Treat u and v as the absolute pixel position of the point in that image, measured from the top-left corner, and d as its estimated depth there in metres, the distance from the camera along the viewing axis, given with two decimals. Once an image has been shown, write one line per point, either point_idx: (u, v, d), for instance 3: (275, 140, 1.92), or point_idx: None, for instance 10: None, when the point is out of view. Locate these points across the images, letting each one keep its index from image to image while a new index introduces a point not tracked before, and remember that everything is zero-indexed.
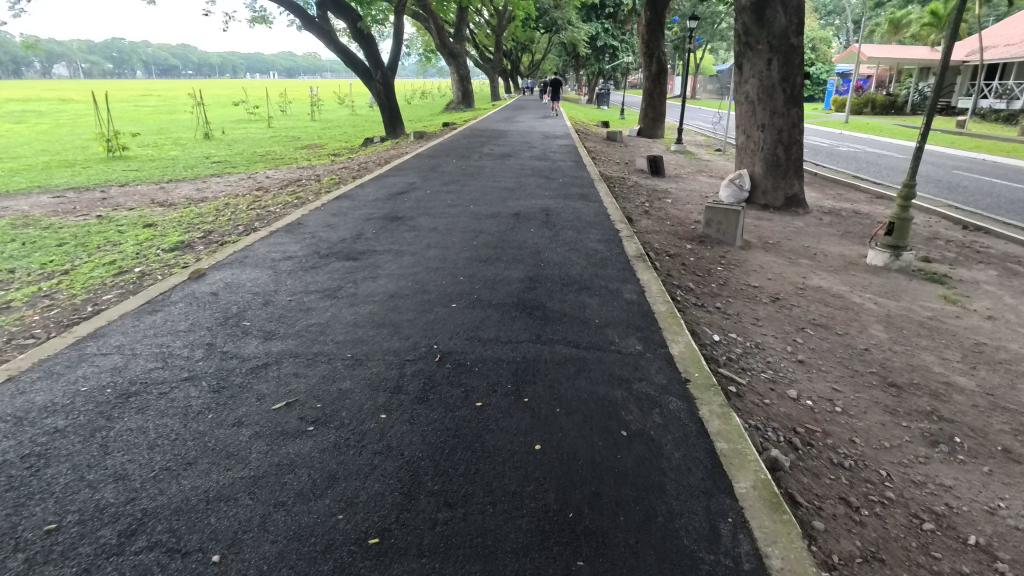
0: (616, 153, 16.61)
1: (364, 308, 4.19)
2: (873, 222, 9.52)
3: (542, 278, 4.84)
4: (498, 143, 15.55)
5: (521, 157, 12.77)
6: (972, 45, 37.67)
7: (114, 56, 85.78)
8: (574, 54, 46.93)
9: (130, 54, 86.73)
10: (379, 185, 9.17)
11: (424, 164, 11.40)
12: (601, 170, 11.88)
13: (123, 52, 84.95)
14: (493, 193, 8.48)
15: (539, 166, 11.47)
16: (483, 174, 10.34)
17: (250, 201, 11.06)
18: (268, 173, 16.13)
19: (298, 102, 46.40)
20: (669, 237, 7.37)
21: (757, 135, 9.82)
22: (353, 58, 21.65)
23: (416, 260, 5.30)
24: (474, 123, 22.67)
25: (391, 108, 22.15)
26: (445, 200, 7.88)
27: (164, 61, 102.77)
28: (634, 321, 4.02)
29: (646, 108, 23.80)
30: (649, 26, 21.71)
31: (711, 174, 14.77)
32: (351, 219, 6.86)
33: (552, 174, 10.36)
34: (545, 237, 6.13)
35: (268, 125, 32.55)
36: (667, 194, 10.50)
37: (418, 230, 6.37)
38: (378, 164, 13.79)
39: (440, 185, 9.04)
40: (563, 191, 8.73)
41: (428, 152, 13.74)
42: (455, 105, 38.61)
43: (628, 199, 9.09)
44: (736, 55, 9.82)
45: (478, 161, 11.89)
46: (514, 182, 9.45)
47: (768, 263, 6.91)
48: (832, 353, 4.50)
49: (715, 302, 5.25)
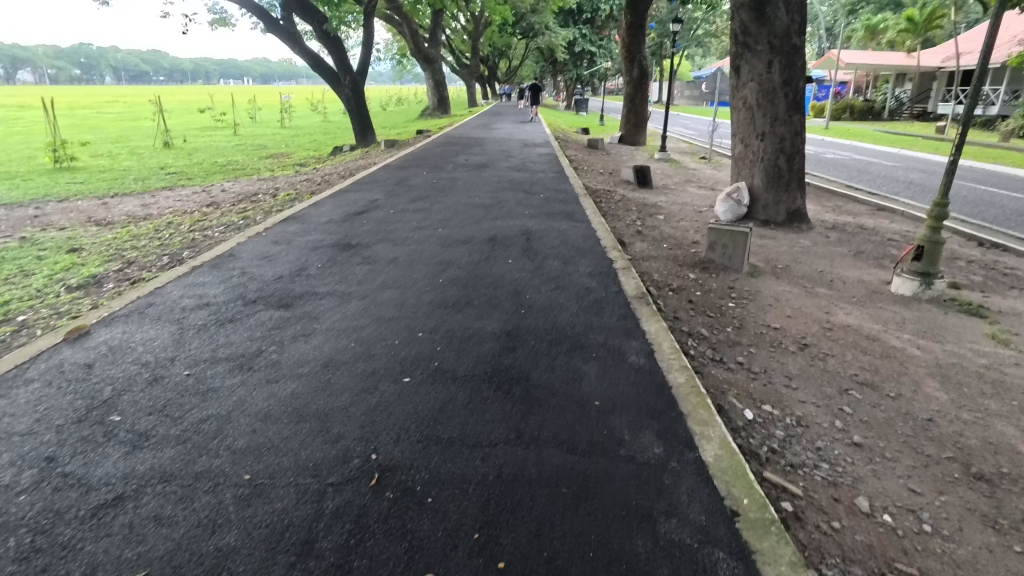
0: (600, 163, 15.70)
1: (284, 388, 3.12)
2: (883, 239, 8.70)
3: (524, 333, 3.81)
4: (474, 153, 14.53)
5: (498, 167, 11.79)
6: (948, 51, 37.76)
7: (81, 62, 83.09)
8: (552, 60, 46.17)
9: (98, 59, 83.96)
10: (338, 202, 8.10)
11: (391, 177, 10.35)
12: (586, 183, 10.95)
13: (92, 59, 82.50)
14: (466, 212, 7.45)
15: (517, 178, 10.48)
16: (455, 188, 9.32)
17: (197, 220, 9.88)
18: (226, 186, 14.90)
19: (268, 109, 44.93)
20: (669, 263, 6.41)
21: (756, 145, 9.00)
22: (320, 62, 20.49)
23: (364, 308, 4.22)
24: (450, 130, 21.65)
25: (361, 115, 21.03)
26: (409, 222, 6.84)
27: (134, 68, 100.17)
28: (647, 401, 3.01)
29: (628, 115, 22.99)
30: (630, 29, 20.93)
31: (699, 184, 13.94)
32: (295, 248, 5.77)
33: (532, 188, 9.37)
34: (526, 270, 5.12)
35: (236, 133, 31.11)
36: (658, 210, 9.60)
37: (373, 263, 5.31)
38: (343, 175, 12.70)
39: (405, 203, 7.98)
40: (544, 209, 7.74)
41: (397, 162, 12.71)
42: (430, 112, 37.57)
43: (618, 218, 8.15)
44: (732, 56, 9.03)
45: (451, 173, 10.85)
46: (490, 198, 8.45)
47: (785, 294, 5.98)
48: (892, 427, 3.55)
49: (735, 355, 4.27)
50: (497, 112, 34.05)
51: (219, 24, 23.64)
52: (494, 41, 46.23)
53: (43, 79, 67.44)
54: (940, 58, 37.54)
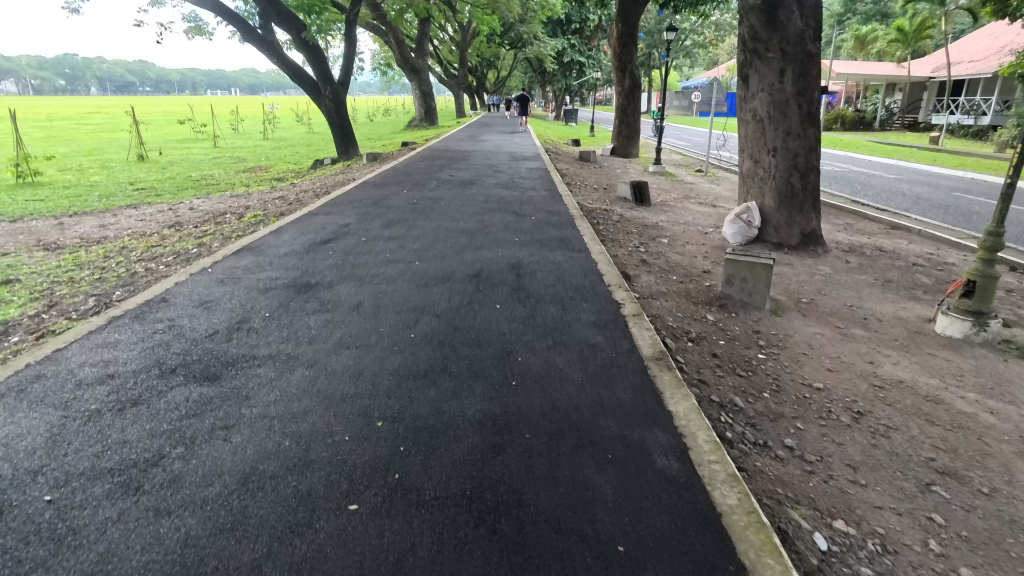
0: (593, 177, 14.94)
1: (175, 528, 2.20)
2: (907, 264, 7.95)
3: (515, 419, 2.93)
4: (459, 167, 13.68)
5: (485, 184, 10.93)
6: (937, 61, 37.65)
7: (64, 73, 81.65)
8: (541, 70, 45.62)
9: (81, 71, 82.28)
10: (303, 227, 7.17)
11: (368, 196, 9.46)
12: (580, 201, 10.13)
13: (74, 70, 81.28)
14: (447, 239, 6.57)
15: (506, 197, 9.63)
16: (439, 209, 8.44)
17: (152, 245, 8.92)
18: (195, 204, 13.94)
19: (251, 119, 43.95)
20: (681, 299, 5.58)
21: (767, 161, 8.23)
22: (300, 72, 19.58)
23: (311, 381, 3.30)
24: (436, 143, 20.82)
25: (343, 127, 20.16)
26: (382, 254, 5.94)
27: (119, 79, 98.83)
28: (692, 543, 2.14)
29: (620, 126, 22.27)
30: (622, 38, 20.26)
31: (699, 200, 13.17)
32: (243, 291, 4.85)
33: (523, 209, 8.53)
34: (517, 319, 4.24)
35: (215, 145, 30.06)
36: (660, 232, 8.79)
37: (334, 310, 4.41)
38: (318, 193, 11.79)
39: (380, 229, 7.08)
40: (536, 235, 6.88)
41: (377, 178, 11.81)
42: (417, 123, 36.81)
43: (618, 243, 7.31)
44: (739, 66, 8.31)
45: (434, 192, 9.95)
46: (476, 221, 7.60)
47: (817, 339, 5.15)
48: (1000, 548, 2.71)
49: (781, 434, 3.41)
50: (484, 123, 33.32)
51: (194, 33, 22.69)
52: (482, 51, 45.63)
53: (24, 90, 65.77)
54: (930, 68, 37.41)
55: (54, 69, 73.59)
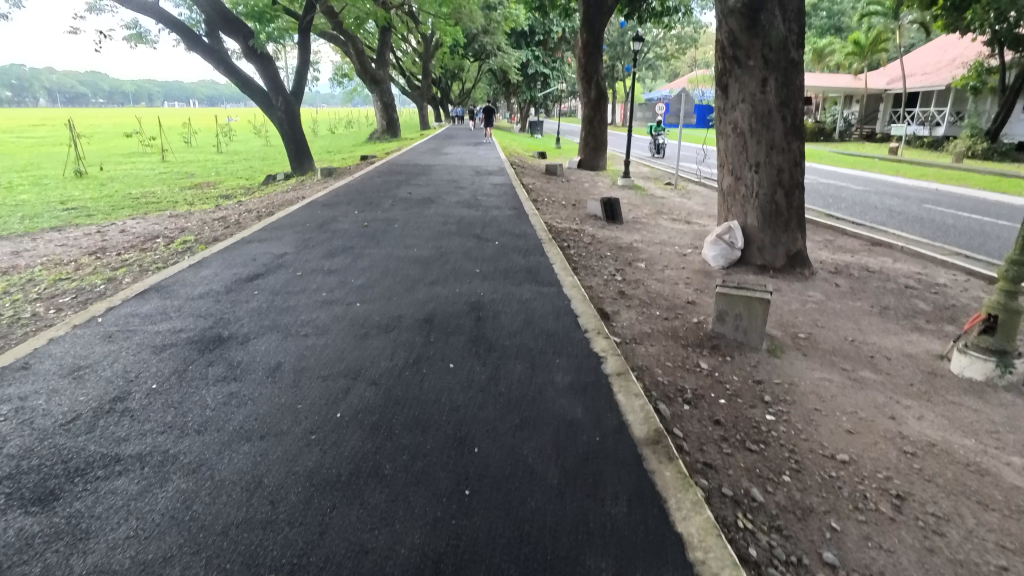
0: (561, 192, 14.28)
1: None
2: (900, 287, 7.41)
3: (467, 562, 2.07)
4: (418, 183, 12.80)
5: (445, 203, 10.10)
6: (892, 74, 38.52)
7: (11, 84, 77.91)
8: (505, 81, 45.16)
9: (28, 82, 78.81)
10: (230, 258, 6.19)
11: (314, 219, 8.50)
12: (548, 221, 9.39)
13: (22, 81, 77.84)
14: (397, 272, 5.70)
15: (467, 217, 8.80)
16: (392, 233, 7.56)
17: (62, 277, 7.79)
18: (128, 226, 12.72)
19: (205, 132, 42.24)
20: (668, 341, 4.81)
21: (748, 177, 7.64)
22: (249, 81, 18.41)
23: (184, 504, 2.38)
24: (398, 156, 19.93)
25: (296, 140, 19.06)
26: (316, 293, 5.01)
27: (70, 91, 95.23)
28: None
29: (586, 137, 21.68)
30: (586, 49, 19.76)
31: (671, 215, 12.59)
32: (132, 351, 3.88)
33: (486, 231, 7.70)
34: (476, 384, 3.39)
35: (164, 159, 28.53)
36: (635, 255, 8.08)
37: (242, 377, 3.48)
38: (263, 213, 10.78)
39: (321, 260, 6.16)
40: (500, 264, 6.05)
41: (328, 196, 10.88)
42: (379, 135, 35.82)
43: (592, 270, 6.56)
44: (716, 74, 7.74)
45: (388, 212, 9.05)
46: (433, 247, 6.77)
47: (828, 389, 4.43)
48: None
49: (816, 543, 2.63)
50: (448, 135, 32.53)
51: (134, 40, 21.28)
52: (446, 62, 44.94)
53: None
54: (886, 79, 38.22)
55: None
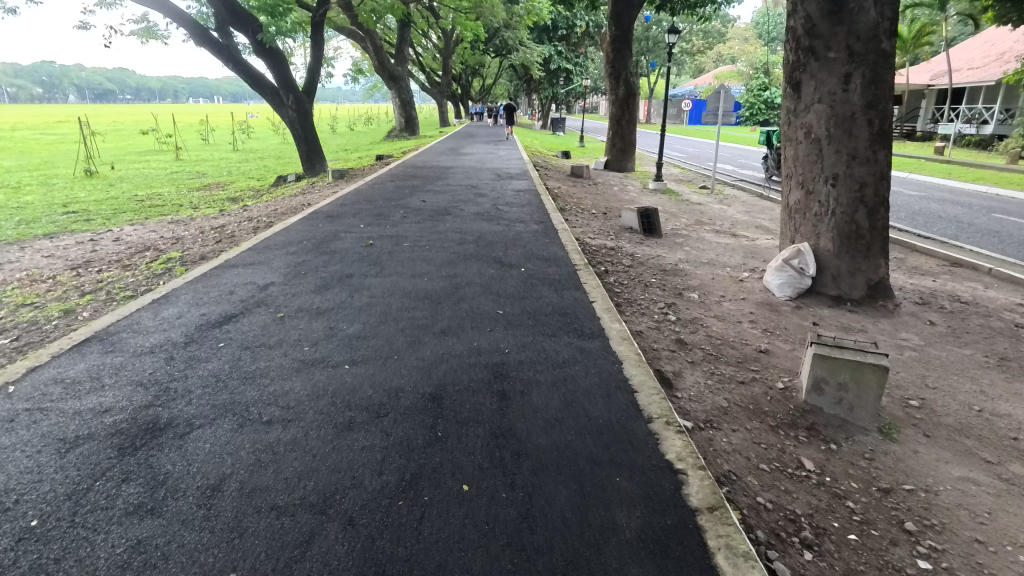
0: (589, 199, 13.12)
1: None
2: (1009, 327, 6.12)
3: None
4: (434, 189, 11.74)
5: (462, 214, 9.03)
6: (935, 68, 36.45)
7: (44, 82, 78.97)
8: (527, 78, 43.98)
9: (60, 80, 79.86)
10: (203, 290, 5.17)
11: (312, 235, 7.47)
12: (580, 237, 8.24)
13: (54, 78, 78.88)
14: (401, 314, 4.62)
15: (486, 233, 7.72)
16: (400, 255, 6.51)
17: (28, 300, 6.88)
18: (124, 233, 11.86)
19: (222, 130, 41.75)
20: (752, 420, 3.66)
21: (823, 192, 6.40)
22: (258, 78, 17.45)
23: None
24: (414, 156, 18.92)
25: (307, 140, 18.13)
26: (296, 348, 3.96)
27: (98, 89, 96.48)
28: None
29: (613, 137, 20.40)
30: (614, 44, 18.61)
31: (713, 226, 11.34)
32: (27, 451, 2.81)
33: (508, 252, 6.61)
34: (504, 532, 2.27)
35: (178, 158, 27.92)
36: (682, 281, 6.90)
37: (162, 509, 2.40)
38: (263, 223, 9.83)
39: (312, 294, 5.11)
40: (528, 302, 4.94)
41: (335, 205, 9.88)
42: (397, 133, 34.84)
43: (640, 308, 5.40)
44: (788, 69, 6.56)
45: (397, 226, 7.99)
46: (446, 276, 5.68)
47: (980, 500, 3.24)
48: None
49: None
50: (466, 134, 31.43)
51: (144, 36, 20.54)
52: (466, 59, 43.86)
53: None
54: (929, 75, 36.14)
55: (28, 79, 70.51)
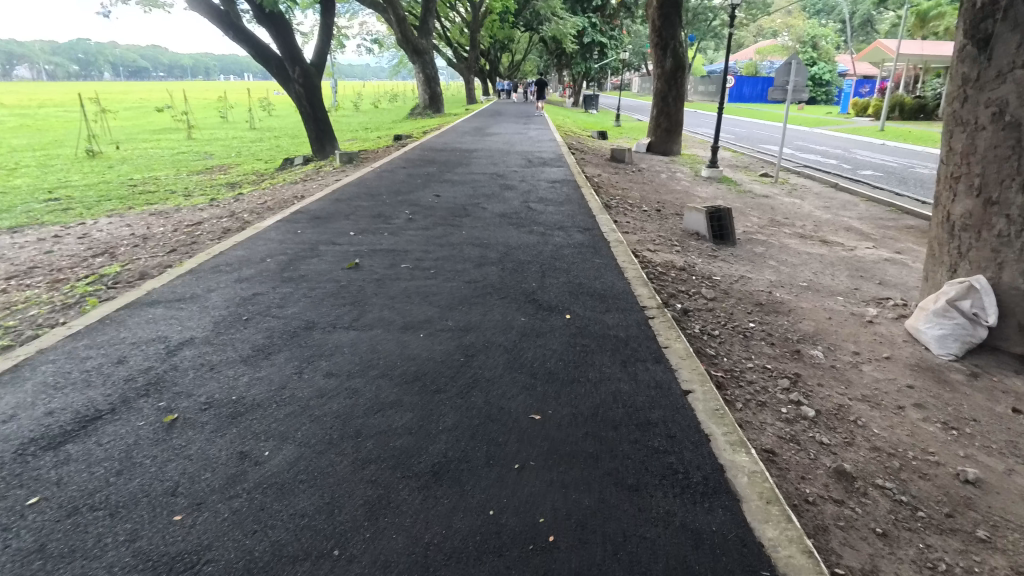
0: (636, 190, 11.12)
1: None
2: None
3: None
4: (452, 178, 9.86)
5: (483, 215, 7.12)
6: None
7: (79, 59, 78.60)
8: (558, 52, 41.47)
9: (94, 57, 79.61)
10: (75, 360, 3.37)
11: (286, 246, 5.67)
12: (636, 250, 6.26)
13: (89, 54, 78.83)
14: (371, 422, 2.73)
15: (515, 244, 5.82)
16: (393, 283, 4.65)
17: None
18: (95, 228, 10.28)
19: (242, 107, 40.34)
20: None
21: (1017, 204, 4.28)
22: (261, 49, 15.66)
23: None
24: (435, 136, 17.03)
25: (316, 118, 16.28)
26: (157, 519, 2.14)
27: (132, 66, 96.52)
28: None
29: (657, 116, 18.05)
30: (661, 8, 16.32)
31: (791, 228, 9.21)
32: None
33: (546, 281, 4.70)
34: None
35: (190, 137, 26.50)
36: (789, 322, 4.91)
37: None
38: (243, 222, 8.09)
39: (241, 367, 3.28)
40: (584, 394, 3.02)
41: (331, 199, 8.10)
42: (420, 110, 32.58)
43: (757, 395, 3.41)
44: (967, 18, 4.48)
45: (398, 234, 6.14)
46: (454, 330, 3.77)
47: None
48: None
49: None
50: (494, 111, 29.36)
51: (145, 4, 18.88)
52: (494, 33, 41.57)
53: (36, 76, 62.76)
54: None
55: (65, 56, 70.46)
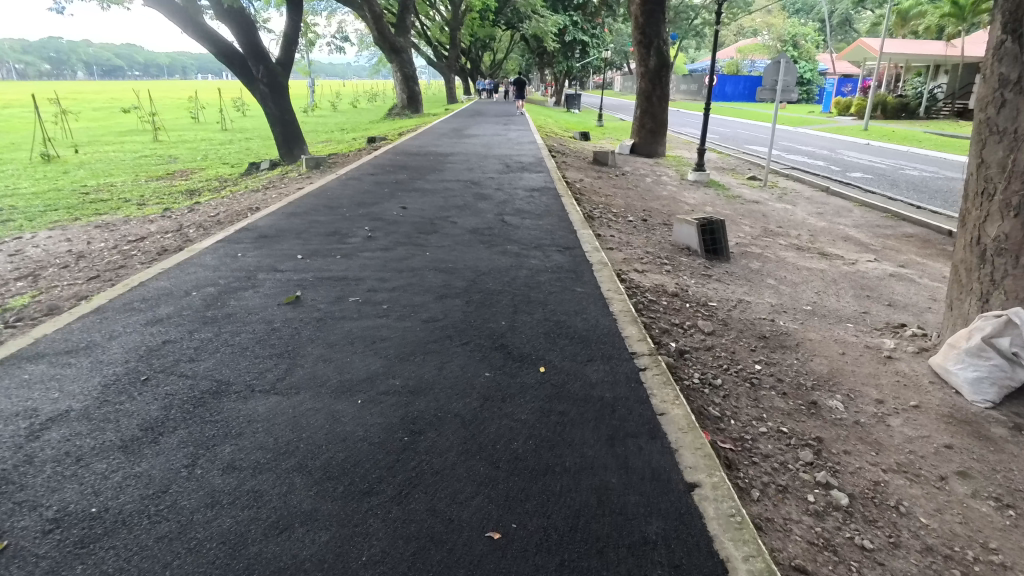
0: (620, 197, 10.51)
1: None
2: None
3: None
4: (422, 186, 9.11)
5: (452, 230, 6.40)
6: None
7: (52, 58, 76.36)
8: (539, 51, 40.86)
9: (67, 55, 77.36)
10: None
11: (220, 274, 4.90)
12: (623, 271, 5.58)
13: (61, 52, 76.53)
14: (271, 552, 2.01)
15: (486, 268, 5.11)
16: (337, 324, 3.91)
17: None
18: (31, 243, 9.38)
19: (215, 107, 39.10)
20: None
21: None
22: (222, 45, 14.74)
23: None
24: (410, 138, 16.26)
25: (284, 119, 15.42)
26: None
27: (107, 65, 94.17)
28: None
29: (641, 116, 17.44)
30: (645, 5, 15.78)
31: (786, 239, 8.60)
32: None
33: (519, 319, 4.00)
34: None
35: (156, 139, 25.39)
36: (800, 361, 4.24)
37: None
38: (186, 238, 7.27)
39: (116, 459, 2.53)
40: (561, 494, 2.32)
41: (286, 211, 7.32)
42: (399, 110, 31.69)
43: (775, 477, 2.73)
44: (1004, 12, 3.90)
45: (353, 256, 5.39)
46: (402, 391, 3.05)
47: None
48: None
49: None
50: (474, 111, 28.58)
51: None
52: (474, 31, 40.82)
53: (5, 75, 60.80)
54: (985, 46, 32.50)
55: (35, 54, 68.02)
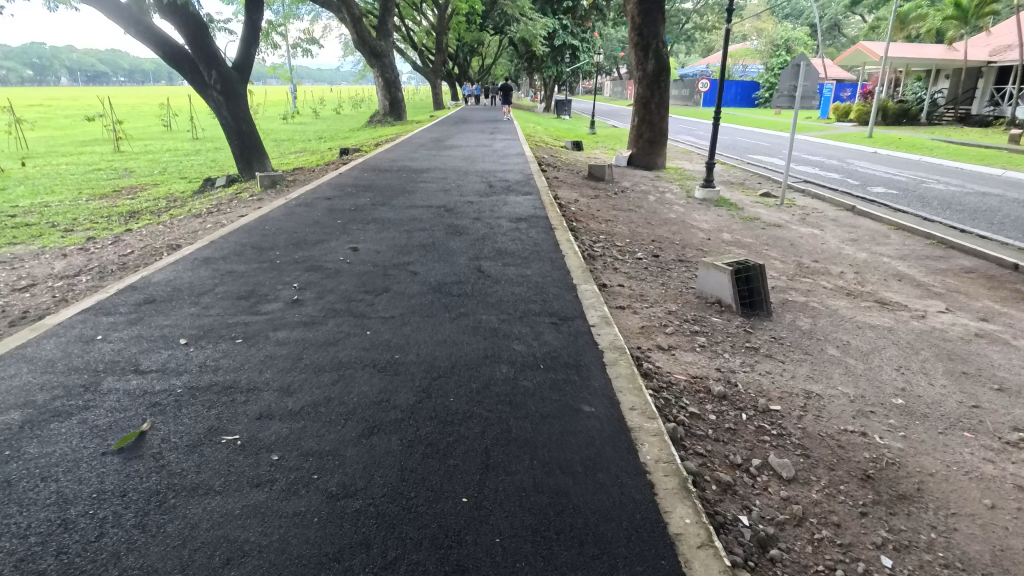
0: (622, 222, 8.96)
1: None
2: None
3: None
4: (385, 215, 7.50)
5: (408, 287, 4.79)
6: (995, 43, 31.36)
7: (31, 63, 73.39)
8: (528, 57, 39.45)
9: (51, 60, 74.65)
10: None
11: (44, 382, 3.25)
12: (642, 354, 3.97)
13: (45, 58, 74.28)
14: None
15: (445, 360, 3.48)
16: (176, 511, 2.26)
17: None
18: None
19: (190, 114, 37.31)
20: None
21: None
22: (169, 48, 13.06)
23: None
24: (384, 151, 14.68)
25: (240, 131, 13.80)
26: None
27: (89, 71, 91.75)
28: None
29: (638, 125, 15.90)
30: (642, 3, 14.33)
31: (828, 278, 7.08)
32: None
33: (490, 489, 2.38)
34: None
35: (116, 149, 23.57)
36: (941, 537, 2.66)
37: None
38: (68, 293, 5.59)
39: None
40: None
41: (200, 256, 5.66)
42: (379, 116, 30.00)
43: None
44: None
45: (259, 340, 3.75)
46: None
47: None
48: None
49: None
50: (459, 118, 27.02)
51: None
52: (461, 35, 39.37)
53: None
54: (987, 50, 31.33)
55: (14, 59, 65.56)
